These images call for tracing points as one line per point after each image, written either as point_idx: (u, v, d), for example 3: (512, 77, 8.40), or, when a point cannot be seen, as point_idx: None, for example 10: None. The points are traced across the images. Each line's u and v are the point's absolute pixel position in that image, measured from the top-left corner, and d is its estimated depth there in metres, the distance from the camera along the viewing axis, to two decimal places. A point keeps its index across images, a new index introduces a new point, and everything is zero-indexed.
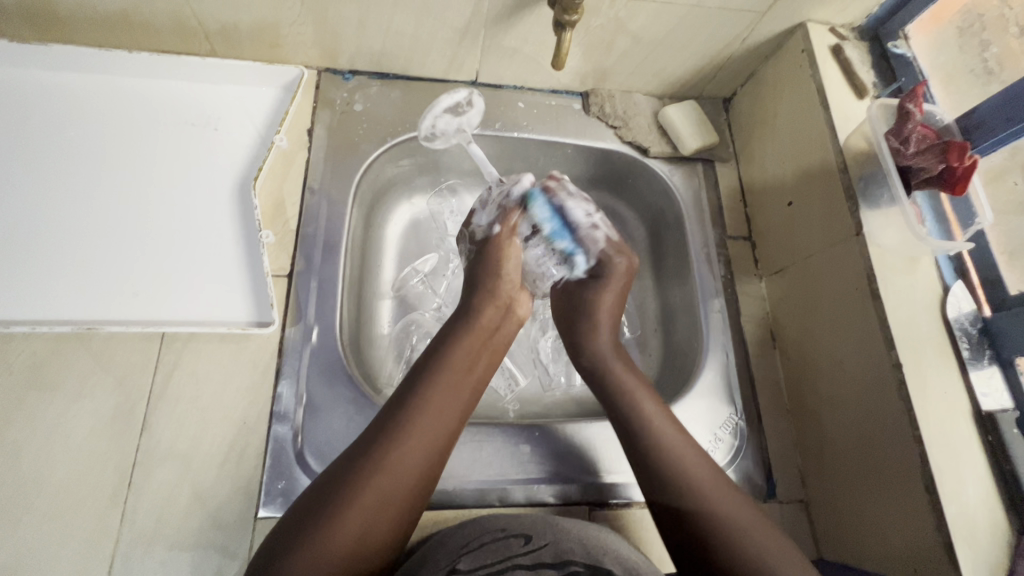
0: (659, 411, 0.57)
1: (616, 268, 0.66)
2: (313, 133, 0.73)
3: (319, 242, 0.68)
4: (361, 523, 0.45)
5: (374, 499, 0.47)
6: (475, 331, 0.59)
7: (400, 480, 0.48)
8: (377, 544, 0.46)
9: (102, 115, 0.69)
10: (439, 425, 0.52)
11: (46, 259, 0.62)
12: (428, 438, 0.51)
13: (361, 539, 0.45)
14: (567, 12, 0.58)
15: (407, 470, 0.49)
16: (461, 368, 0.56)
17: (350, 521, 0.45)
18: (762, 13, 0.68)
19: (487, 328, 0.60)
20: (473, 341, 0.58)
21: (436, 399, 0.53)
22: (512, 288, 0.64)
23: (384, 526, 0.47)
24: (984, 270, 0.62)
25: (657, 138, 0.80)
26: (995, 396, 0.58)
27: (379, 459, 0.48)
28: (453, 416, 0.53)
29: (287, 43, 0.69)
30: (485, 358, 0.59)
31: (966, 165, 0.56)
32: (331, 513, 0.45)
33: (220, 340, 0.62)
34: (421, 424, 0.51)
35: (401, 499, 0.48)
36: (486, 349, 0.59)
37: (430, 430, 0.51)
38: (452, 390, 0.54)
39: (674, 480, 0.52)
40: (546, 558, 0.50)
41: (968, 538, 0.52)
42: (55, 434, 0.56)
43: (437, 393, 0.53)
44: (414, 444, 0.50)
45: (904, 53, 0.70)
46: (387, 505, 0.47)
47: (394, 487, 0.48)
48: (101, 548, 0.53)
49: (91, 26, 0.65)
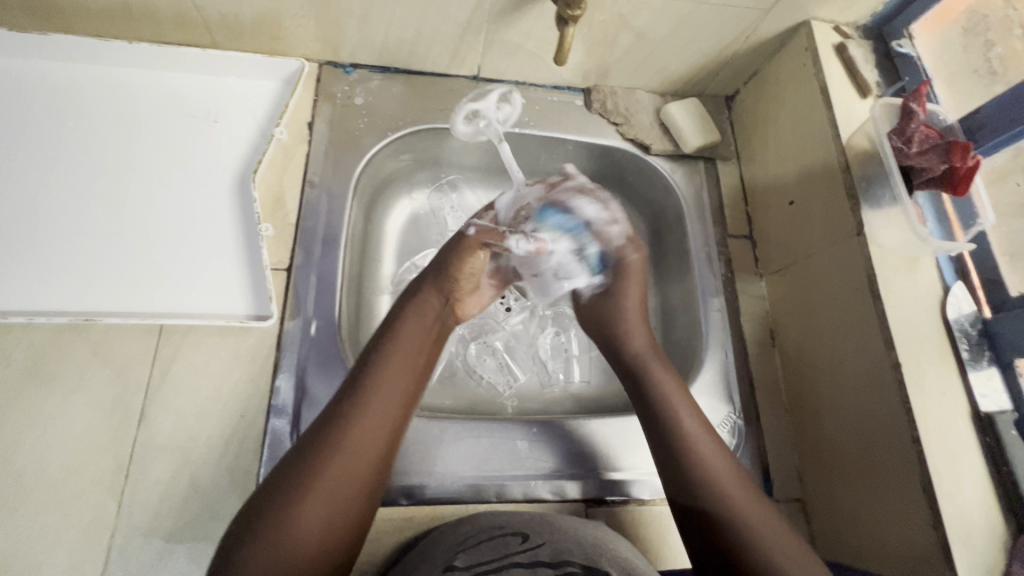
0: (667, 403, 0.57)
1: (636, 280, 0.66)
2: (313, 126, 0.73)
3: (319, 236, 0.68)
4: (319, 518, 0.44)
5: (327, 495, 0.45)
6: (420, 317, 0.58)
7: (353, 475, 0.47)
8: (338, 541, 0.45)
9: (103, 104, 0.69)
10: (386, 418, 0.50)
11: (44, 250, 0.62)
12: (377, 431, 0.49)
13: (320, 535, 0.44)
14: (570, 6, 0.58)
15: (356, 466, 0.47)
16: (408, 356, 0.54)
17: (304, 519, 0.44)
18: (766, 10, 0.68)
19: (433, 314, 0.59)
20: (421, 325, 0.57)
21: (383, 386, 0.51)
22: (465, 288, 0.63)
23: (343, 520, 0.46)
24: (985, 271, 0.61)
25: (659, 135, 0.80)
26: (993, 397, 0.58)
27: (329, 453, 0.47)
28: (399, 404, 0.51)
29: (289, 35, 0.69)
30: (432, 344, 0.58)
31: (968, 166, 0.56)
32: (285, 512, 0.44)
33: (219, 333, 0.62)
34: (372, 411, 0.50)
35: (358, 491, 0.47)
36: (431, 337, 0.58)
37: (393, 399, 0.51)
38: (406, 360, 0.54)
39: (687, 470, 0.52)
40: (542, 556, 0.49)
41: (964, 538, 0.52)
42: (53, 425, 0.56)
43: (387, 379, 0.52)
44: (364, 435, 0.48)
45: (908, 52, 0.70)
46: (344, 502, 0.46)
47: (348, 480, 0.47)
48: (99, 538, 0.53)
49: (90, 16, 0.65)
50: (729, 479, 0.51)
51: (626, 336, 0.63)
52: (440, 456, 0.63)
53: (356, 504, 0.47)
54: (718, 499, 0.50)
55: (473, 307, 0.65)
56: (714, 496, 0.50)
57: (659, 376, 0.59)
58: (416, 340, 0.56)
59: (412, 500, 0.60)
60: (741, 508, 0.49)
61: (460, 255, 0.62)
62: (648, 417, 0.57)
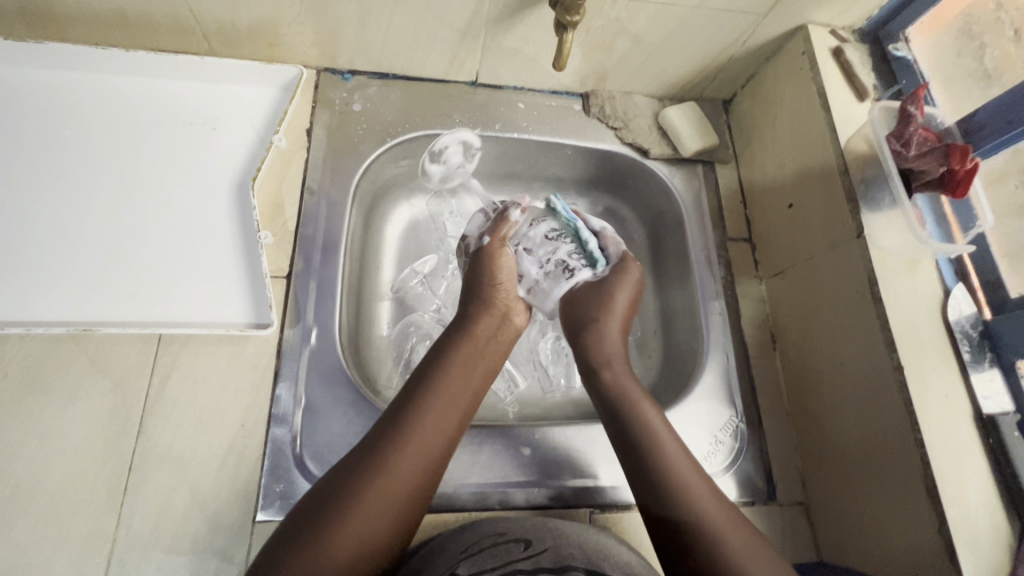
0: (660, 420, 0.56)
1: (627, 284, 0.65)
2: (312, 133, 0.73)
3: (318, 243, 0.68)
4: (358, 535, 0.45)
5: (378, 506, 0.46)
6: (466, 340, 0.59)
7: (396, 492, 0.47)
8: (373, 558, 0.45)
9: (99, 113, 0.69)
10: (440, 440, 0.51)
11: (41, 259, 0.62)
12: (429, 448, 0.50)
13: (356, 554, 0.44)
14: (568, 12, 0.58)
15: (408, 476, 0.48)
16: (460, 379, 0.55)
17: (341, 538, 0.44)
18: (763, 14, 0.68)
19: (483, 337, 0.60)
20: (467, 346, 0.59)
21: (435, 410, 0.52)
22: (511, 297, 0.65)
23: (381, 537, 0.46)
24: (984, 273, 0.62)
25: (658, 139, 0.80)
26: (995, 399, 0.58)
27: (377, 471, 0.47)
28: (453, 425, 0.53)
29: (286, 42, 0.69)
30: (484, 364, 0.59)
31: (966, 167, 0.56)
32: (331, 524, 0.44)
33: (218, 342, 0.62)
34: (427, 427, 0.51)
35: (405, 507, 0.48)
36: (484, 358, 0.59)
37: (446, 419, 0.53)
38: (456, 382, 0.55)
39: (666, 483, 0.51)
40: (545, 563, 0.49)
41: (970, 541, 0.52)
42: (50, 436, 0.56)
43: (437, 397, 0.53)
44: (417, 455, 0.49)
45: (905, 55, 0.70)
46: (384, 518, 0.46)
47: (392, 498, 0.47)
48: (97, 551, 0.53)
49: (86, 24, 0.64)
50: (708, 496, 0.50)
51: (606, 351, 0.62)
52: None
53: (399, 514, 0.47)
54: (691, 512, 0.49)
55: (523, 318, 0.66)
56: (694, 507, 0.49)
57: (628, 385, 0.59)
58: (462, 362, 0.57)
59: None
60: (723, 519, 0.49)
61: (489, 254, 0.66)
62: (620, 426, 0.56)
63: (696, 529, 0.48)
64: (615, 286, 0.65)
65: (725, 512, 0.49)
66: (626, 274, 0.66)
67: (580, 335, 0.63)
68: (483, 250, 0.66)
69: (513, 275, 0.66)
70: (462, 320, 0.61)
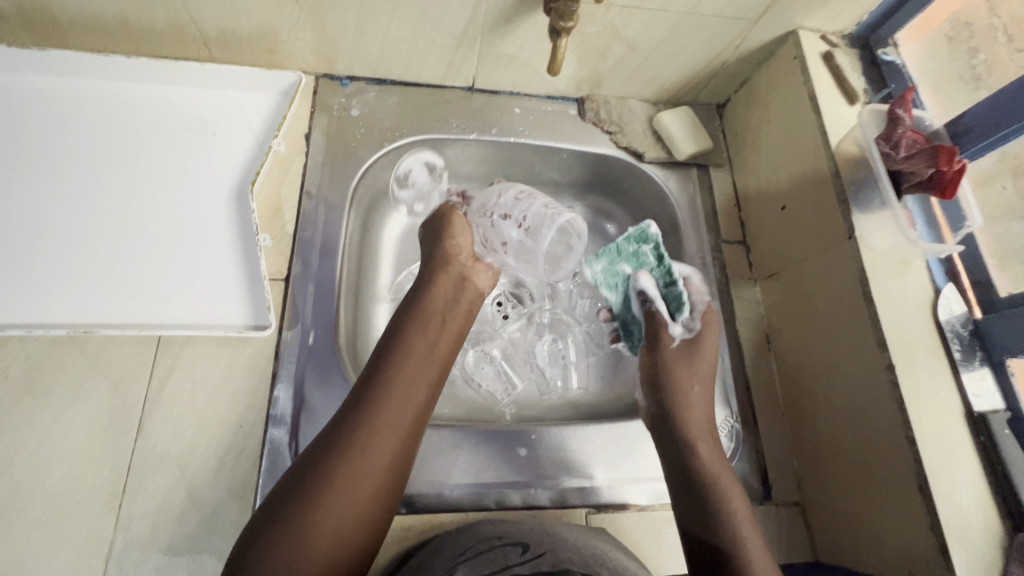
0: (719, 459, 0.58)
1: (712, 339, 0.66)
2: (310, 137, 0.74)
3: (316, 245, 0.68)
4: (338, 519, 0.46)
5: (347, 485, 0.47)
6: (427, 315, 0.60)
7: (368, 471, 0.49)
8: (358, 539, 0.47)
9: (100, 118, 0.70)
10: (409, 414, 0.53)
11: (42, 263, 0.62)
12: (394, 421, 0.51)
13: (340, 538, 0.46)
14: (562, 19, 0.59)
15: (375, 454, 0.49)
16: (424, 353, 0.57)
17: (321, 526, 0.45)
18: (754, 20, 0.69)
19: (443, 304, 0.62)
20: (426, 320, 0.60)
21: (400, 383, 0.54)
22: (466, 259, 0.66)
23: (362, 524, 0.48)
24: (974, 272, 0.62)
25: (652, 143, 0.81)
26: (986, 397, 0.58)
27: (344, 451, 0.49)
28: (420, 394, 0.54)
29: (285, 49, 0.70)
30: (446, 330, 0.61)
31: (954, 169, 0.58)
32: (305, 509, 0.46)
33: (217, 344, 0.62)
34: (389, 404, 0.52)
35: (376, 485, 0.49)
36: (445, 328, 0.61)
37: (410, 391, 0.54)
38: (416, 357, 0.56)
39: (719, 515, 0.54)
40: (542, 566, 0.49)
41: (962, 538, 0.52)
42: (50, 438, 0.56)
43: (399, 374, 0.54)
44: (387, 431, 0.51)
45: (894, 59, 0.72)
46: (364, 505, 0.48)
47: (367, 482, 0.48)
48: (96, 552, 0.53)
49: (88, 31, 0.65)
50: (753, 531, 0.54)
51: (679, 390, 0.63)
52: (442, 464, 0.63)
53: (371, 492, 0.49)
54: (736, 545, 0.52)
55: (482, 280, 0.67)
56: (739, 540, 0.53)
57: (710, 456, 0.58)
58: (422, 336, 0.58)
59: (412, 509, 0.60)
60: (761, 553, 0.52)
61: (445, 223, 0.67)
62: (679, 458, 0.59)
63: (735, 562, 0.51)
64: (703, 340, 0.66)
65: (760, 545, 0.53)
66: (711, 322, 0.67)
67: (662, 386, 0.63)
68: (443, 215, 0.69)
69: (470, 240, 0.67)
70: (420, 289, 0.63)
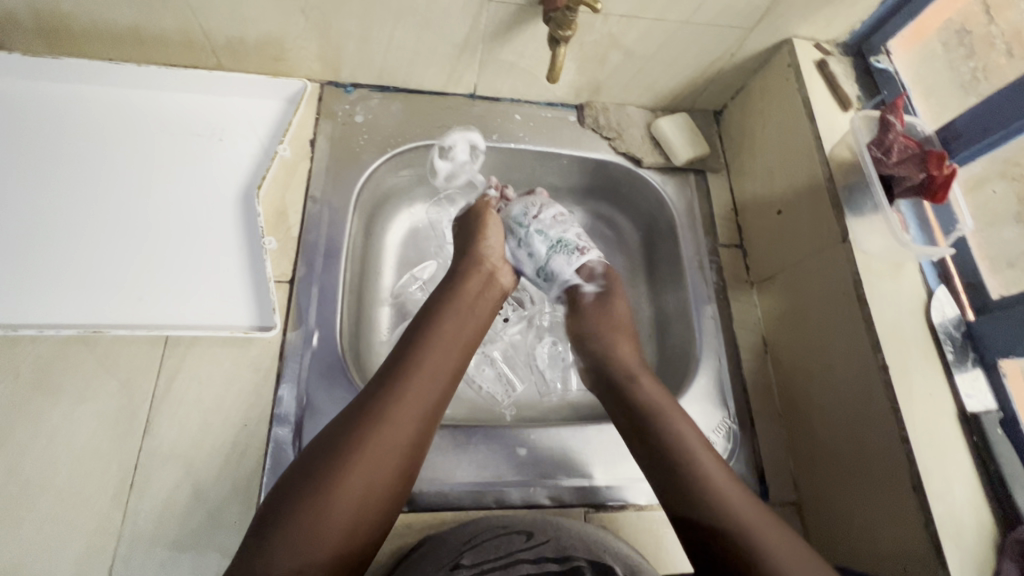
0: (681, 421, 0.56)
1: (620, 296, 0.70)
2: (315, 143, 0.75)
3: (321, 248, 0.70)
4: (361, 486, 0.47)
5: (375, 453, 0.48)
6: (457, 300, 0.62)
7: (395, 442, 0.49)
8: (379, 508, 0.48)
9: (112, 124, 0.72)
10: (434, 392, 0.53)
11: (53, 264, 0.64)
12: (426, 398, 0.53)
13: (361, 503, 0.47)
14: (561, 28, 0.61)
15: (405, 425, 0.50)
16: (448, 339, 0.57)
17: (343, 492, 0.46)
18: (750, 28, 0.71)
19: (470, 295, 0.63)
20: (458, 304, 0.61)
21: (423, 367, 0.54)
22: (495, 259, 0.69)
23: (381, 499, 0.48)
24: (966, 275, 0.64)
25: (650, 149, 0.82)
26: (978, 397, 0.59)
27: (374, 420, 0.50)
28: (448, 373, 0.55)
29: (291, 57, 0.72)
30: (473, 320, 0.61)
31: (945, 173, 0.59)
32: (333, 472, 0.47)
33: (223, 344, 0.64)
34: (421, 379, 0.53)
35: (402, 456, 0.50)
36: (473, 314, 0.62)
37: (440, 372, 0.55)
38: (449, 338, 0.57)
39: (682, 469, 0.52)
40: (547, 553, 0.51)
41: (955, 536, 0.53)
42: (59, 435, 0.57)
43: (431, 353, 0.55)
44: (413, 404, 0.52)
45: (886, 67, 0.74)
46: (384, 475, 0.48)
47: (394, 452, 0.49)
48: (103, 547, 0.54)
49: (101, 39, 0.67)
50: (739, 491, 0.50)
51: (619, 354, 0.63)
52: (443, 463, 0.64)
53: (398, 461, 0.49)
54: (705, 502, 0.49)
55: (506, 281, 0.69)
56: (717, 495, 0.50)
57: (669, 420, 0.56)
58: (454, 318, 0.59)
59: (414, 507, 0.61)
60: (739, 503, 0.49)
61: (478, 227, 0.70)
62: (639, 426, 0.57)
63: (727, 525, 0.48)
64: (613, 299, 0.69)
65: (748, 503, 0.49)
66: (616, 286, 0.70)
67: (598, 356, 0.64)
68: (476, 214, 0.72)
69: (501, 244, 0.70)
70: (452, 278, 0.64)
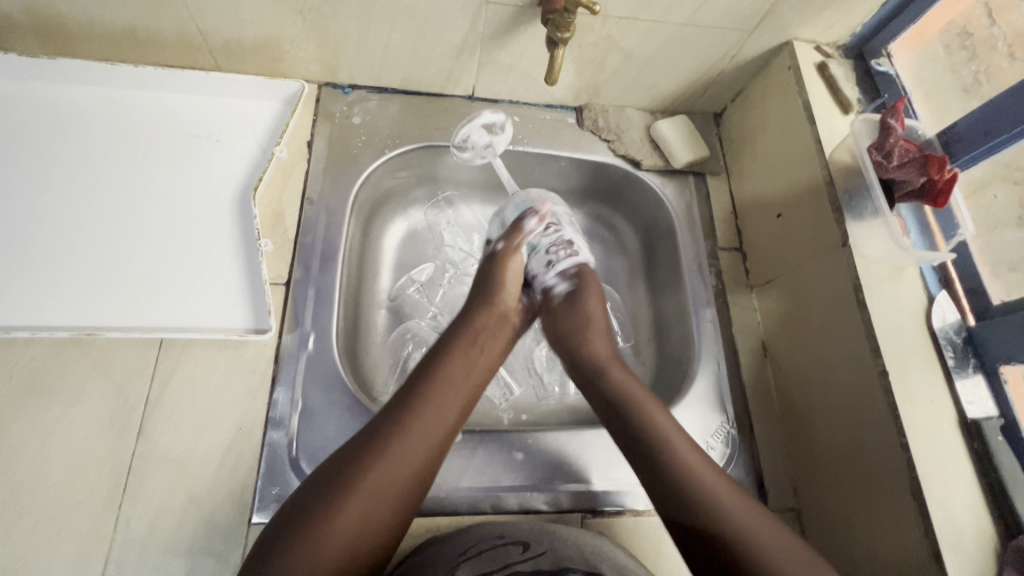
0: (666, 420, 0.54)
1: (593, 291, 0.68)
2: (312, 145, 0.75)
3: (317, 251, 0.69)
4: (354, 526, 0.46)
5: (371, 493, 0.47)
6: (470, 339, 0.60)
7: (392, 482, 0.48)
8: (370, 549, 0.47)
9: (108, 125, 0.71)
10: (436, 433, 0.52)
11: (47, 266, 0.63)
12: (428, 440, 0.51)
13: (352, 544, 0.46)
14: (559, 29, 0.60)
15: (402, 466, 0.49)
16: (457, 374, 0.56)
17: (336, 531, 0.45)
18: (750, 30, 0.70)
19: (486, 330, 0.61)
20: (472, 343, 0.59)
21: (432, 403, 0.53)
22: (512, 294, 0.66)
23: (374, 539, 0.47)
24: (967, 280, 0.63)
25: (649, 152, 0.82)
26: (980, 403, 0.59)
27: (374, 458, 0.48)
28: (455, 413, 0.54)
29: (289, 58, 0.72)
30: (485, 357, 0.59)
31: (945, 177, 0.58)
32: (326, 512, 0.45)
33: (218, 346, 0.63)
34: (427, 419, 0.52)
35: (396, 497, 0.48)
36: (484, 353, 0.60)
37: (446, 413, 0.53)
38: (459, 377, 0.56)
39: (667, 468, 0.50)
40: (544, 565, 0.51)
41: (955, 545, 0.52)
42: (52, 438, 0.57)
43: (439, 392, 0.54)
44: (415, 446, 0.50)
45: (887, 70, 0.73)
46: (375, 514, 0.47)
47: (389, 492, 0.48)
48: (96, 551, 0.54)
49: (98, 40, 0.67)
50: (731, 488, 0.49)
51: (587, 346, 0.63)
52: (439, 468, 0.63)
53: (393, 505, 0.48)
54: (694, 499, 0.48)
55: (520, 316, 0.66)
56: (707, 490, 0.48)
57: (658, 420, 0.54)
58: (466, 356, 0.58)
59: None
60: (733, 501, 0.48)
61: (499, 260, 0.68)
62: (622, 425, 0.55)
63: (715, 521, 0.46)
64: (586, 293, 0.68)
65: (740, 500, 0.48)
66: (588, 283, 0.69)
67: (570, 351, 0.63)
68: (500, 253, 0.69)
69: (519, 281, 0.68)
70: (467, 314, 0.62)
